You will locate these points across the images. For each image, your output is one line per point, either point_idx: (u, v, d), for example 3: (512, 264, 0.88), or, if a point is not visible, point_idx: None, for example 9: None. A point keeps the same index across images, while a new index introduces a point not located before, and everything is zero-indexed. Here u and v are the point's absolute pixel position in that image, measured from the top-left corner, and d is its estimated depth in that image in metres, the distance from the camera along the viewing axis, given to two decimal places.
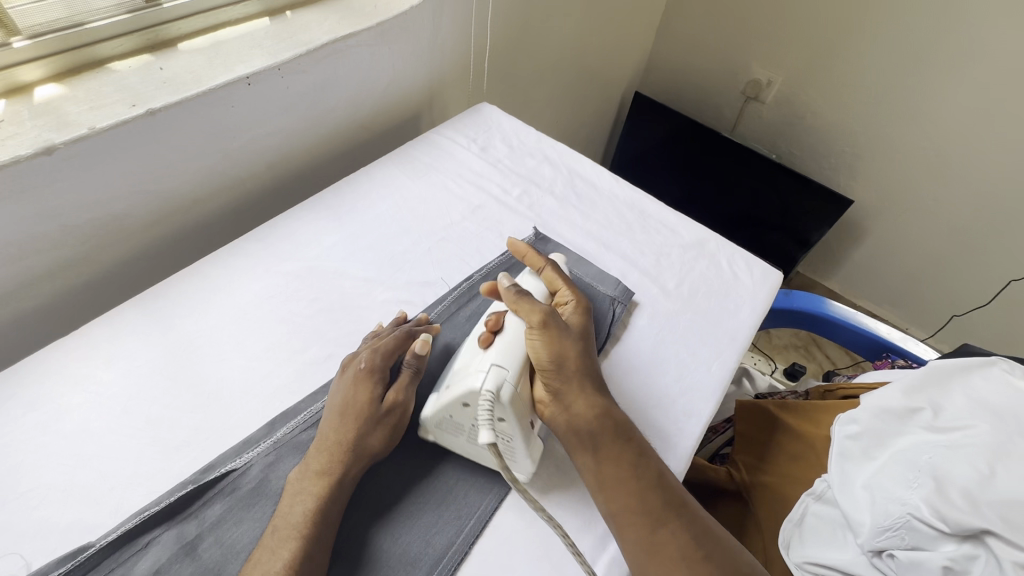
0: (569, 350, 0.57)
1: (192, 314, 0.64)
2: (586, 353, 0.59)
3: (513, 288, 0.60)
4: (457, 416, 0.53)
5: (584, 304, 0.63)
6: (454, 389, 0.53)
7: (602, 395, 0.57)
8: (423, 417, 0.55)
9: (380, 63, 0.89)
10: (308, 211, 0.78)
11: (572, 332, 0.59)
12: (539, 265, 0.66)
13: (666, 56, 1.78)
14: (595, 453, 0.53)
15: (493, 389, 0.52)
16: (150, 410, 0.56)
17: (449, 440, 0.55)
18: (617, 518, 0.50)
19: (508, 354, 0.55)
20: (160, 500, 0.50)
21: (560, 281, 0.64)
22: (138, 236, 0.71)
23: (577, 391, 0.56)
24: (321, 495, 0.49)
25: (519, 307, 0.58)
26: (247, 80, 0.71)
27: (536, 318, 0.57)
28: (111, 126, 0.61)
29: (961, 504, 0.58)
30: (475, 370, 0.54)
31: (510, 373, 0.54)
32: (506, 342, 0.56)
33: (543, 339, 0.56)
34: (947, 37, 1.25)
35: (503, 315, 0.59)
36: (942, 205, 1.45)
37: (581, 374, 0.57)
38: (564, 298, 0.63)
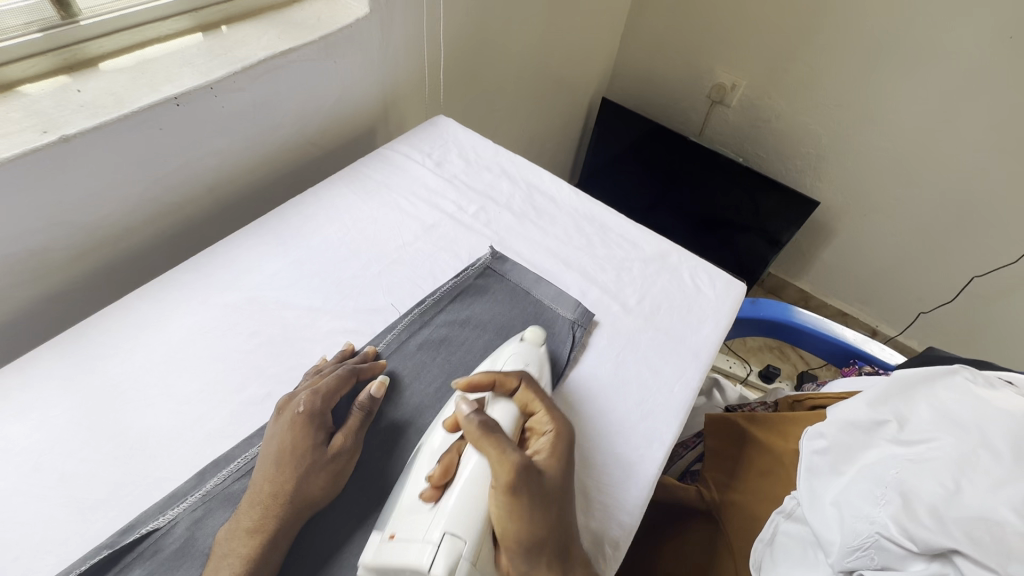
0: (544, 523, 0.45)
1: (117, 354, 0.59)
2: (566, 512, 0.48)
3: (476, 424, 0.48)
4: None
5: (566, 439, 0.51)
6: (400, 558, 0.44)
7: (580, 575, 0.46)
8: (361, 564, 0.47)
9: (327, 77, 0.85)
10: (252, 235, 0.74)
11: (549, 488, 0.47)
12: (507, 381, 0.54)
13: (631, 61, 1.77)
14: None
15: (443, 574, 0.42)
16: (65, 466, 0.51)
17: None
18: None
19: (464, 520, 0.44)
20: (72, 568, 0.45)
21: (537, 404, 0.53)
22: (60, 270, 0.66)
23: (550, 575, 0.45)
24: (250, 558, 0.44)
25: (485, 455, 0.47)
26: (176, 100, 0.66)
27: (505, 476, 0.45)
28: (18, 155, 0.56)
29: (928, 523, 0.56)
30: (423, 536, 0.44)
31: (467, 545, 0.44)
32: (466, 505, 0.45)
33: (512, 508, 0.45)
34: (902, 39, 1.26)
35: (465, 457, 0.48)
36: (905, 204, 1.47)
37: (556, 546, 0.46)
38: (541, 428, 0.52)
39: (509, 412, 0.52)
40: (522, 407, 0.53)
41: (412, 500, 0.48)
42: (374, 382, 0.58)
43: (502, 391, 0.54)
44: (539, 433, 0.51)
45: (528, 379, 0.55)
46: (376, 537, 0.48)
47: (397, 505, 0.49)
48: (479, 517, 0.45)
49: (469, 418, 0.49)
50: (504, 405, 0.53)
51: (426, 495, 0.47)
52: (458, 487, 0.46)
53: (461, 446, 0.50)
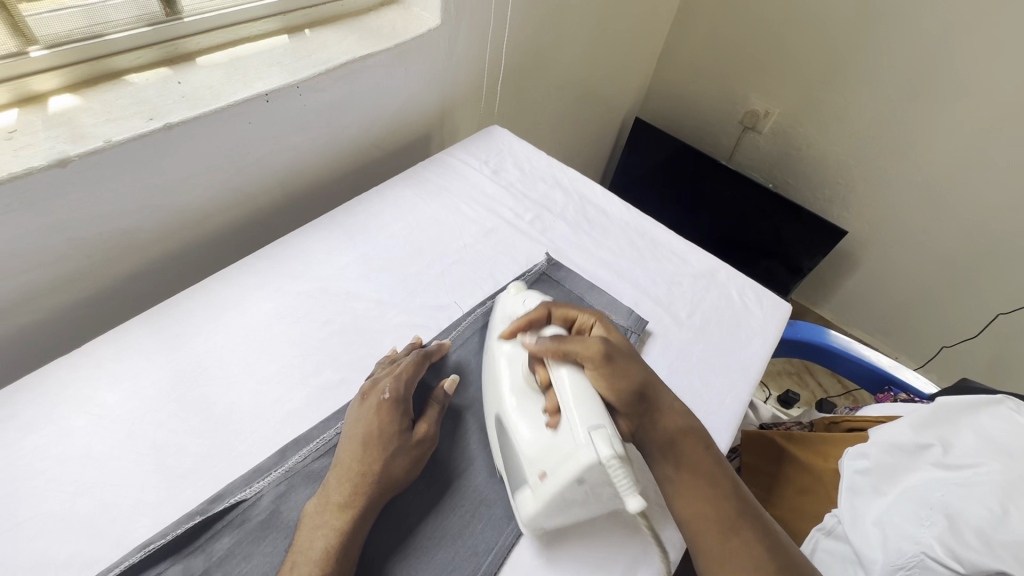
0: (636, 374, 0.57)
1: (202, 333, 0.62)
2: (646, 368, 0.59)
3: (546, 337, 0.56)
4: (573, 493, 0.48)
5: (608, 322, 0.62)
6: (563, 473, 0.47)
7: (678, 405, 0.59)
8: (525, 511, 0.50)
9: (396, 83, 0.89)
10: (320, 229, 0.77)
11: (624, 351, 0.58)
12: (537, 316, 0.61)
13: (667, 85, 1.82)
14: (676, 467, 0.55)
15: (613, 452, 0.46)
16: (155, 435, 0.54)
17: (557, 517, 0.51)
18: (693, 524, 0.52)
19: (594, 412, 0.49)
20: (167, 531, 0.47)
21: (574, 310, 0.62)
22: (144, 251, 0.69)
23: (655, 408, 0.57)
24: (342, 531, 0.46)
25: (572, 350, 0.54)
26: (266, 97, 0.70)
27: (596, 353, 0.54)
28: (126, 139, 0.59)
29: (975, 544, 0.58)
30: (574, 444, 0.48)
31: (610, 427, 0.48)
32: (583, 400, 0.51)
33: (609, 373, 0.55)
34: (939, 76, 1.29)
35: (553, 369, 0.54)
36: (934, 239, 1.49)
37: (649, 392, 0.57)
38: (587, 321, 0.62)
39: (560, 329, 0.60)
40: (564, 320, 0.62)
41: (531, 443, 0.51)
42: (443, 381, 0.60)
43: (538, 322, 0.62)
44: (587, 327, 0.61)
45: (551, 305, 0.63)
46: (527, 491, 0.50)
47: (520, 455, 0.51)
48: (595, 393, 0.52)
49: (538, 341, 0.56)
50: (552, 327, 0.60)
51: (549, 423, 0.51)
52: (567, 397, 0.51)
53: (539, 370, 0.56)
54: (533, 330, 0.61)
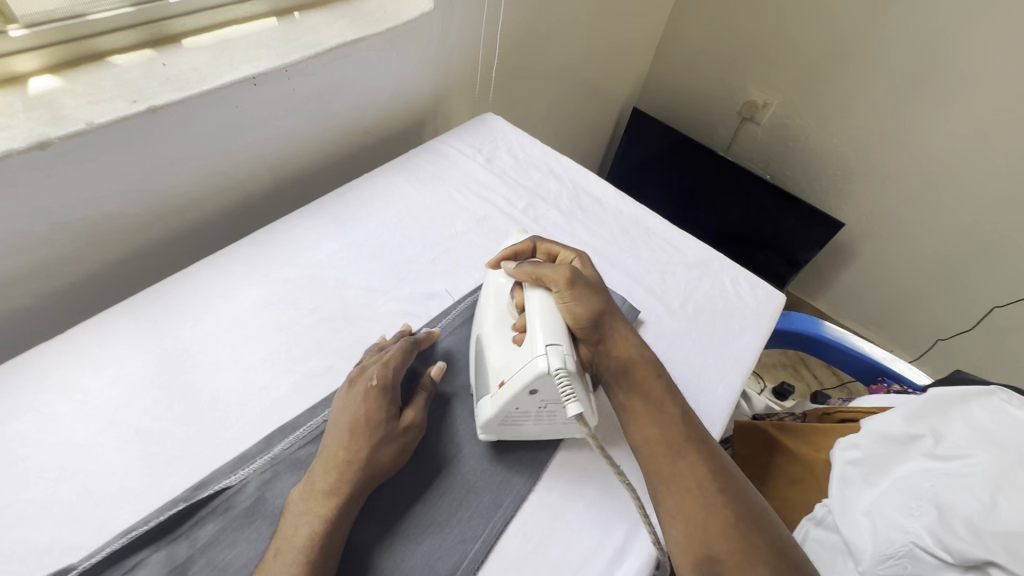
0: (599, 300, 0.60)
1: (187, 320, 0.61)
2: (610, 301, 0.62)
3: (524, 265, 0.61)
4: (523, 403, 0.53)
5: (587, 257, 0.67)
6: (517, 382, 0.52)
7: (637, 338, 0.61)
8: (484, 418, 0.54)
9: (388, 69, 0.87)
10: (310, 215, 0.76)
11: (592, 282, 0.62)
12: (524, 248, 0.68)
13: (665, 75, 1.80)
14: (630, 395, 0.57)
15: (561, 366, 0.51)
16: (140, 421, 0.53)
17: (511, 428, 0.55)
18: (642, 448, 0.54)
19: (554, 329, 0.54)
20: (149, 518, 0.47)
21: (556, 246, 0.67)
22: (130, 236, 0.68)
23: (614, 335, 0.59)
24: (327, 518, 0.46)
25: (545, 276, 0.59)
26: (253, 80, 0.69)
27: (563, 279, 0.58)
28: (109, 121, 0.58)
29: (963, 534, 0.58)
30: (528, 357, 0.52)
31: (566, 345, 0.53)
32: (546, 318, 0.55)
33: (574, 296, 0.58)
34: (939, 66, 1.28)
35: (527, 290, 0.59)
36: (930, 231, 1.48)
37: (609, 320, 0.60)
38: (567, 255, 0.67)
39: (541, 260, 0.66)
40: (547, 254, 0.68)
41: (498, 353, 0.56)
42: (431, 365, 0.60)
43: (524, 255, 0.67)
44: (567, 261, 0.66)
45: (537, 240, 0.69)
46: (487, 399, 0.55)
47: (488, 367, 0.56)
48: (558, 313, 0.57)
49: (517, 267, 0.61)
50: (535, 259, 0.66)
51: (516, 340, 0.57)
52: (533, 314, 0.56)
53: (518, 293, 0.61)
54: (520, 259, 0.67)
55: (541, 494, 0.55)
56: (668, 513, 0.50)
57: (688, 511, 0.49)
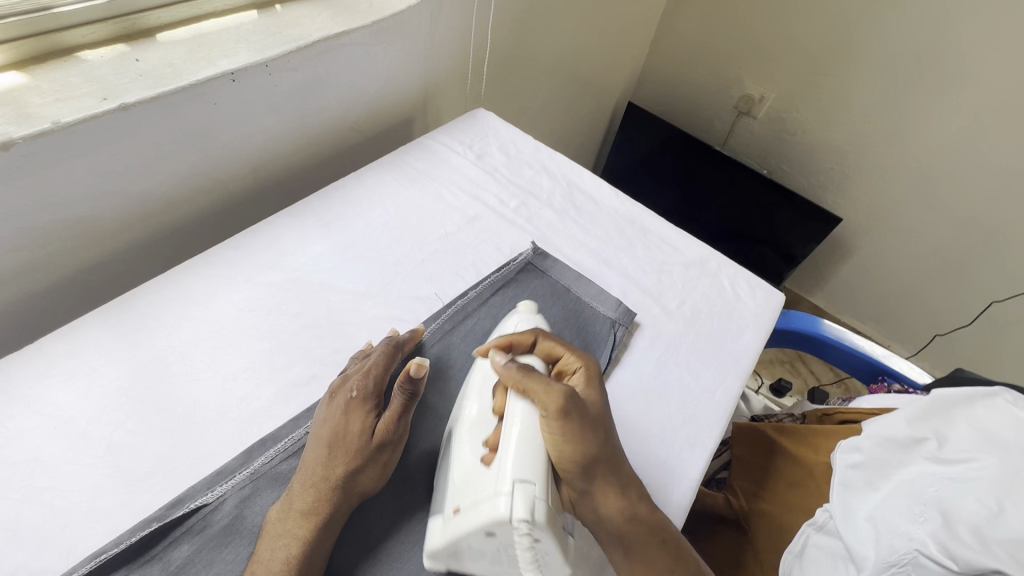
0: (596, 441, 0.49)
1: (163, 327, 0.59)
2: (608, 439, 0.51)
3: (516, 364, 0.51)
4: (477, 544, 0.45)
5: (594, 374, 0.55)
6: (474, 519, 0.44)
7: (630, 485, 0.52)
8: (433, 544, 0.46)
9: (374, 63, 0.84)
10: (294, 216, 0.73)
11: (590, 413, 0.50)
12: (524, 339, 0.57)
13: (660, 69, 1.77)
14: (627, 553, 0.50)
15: (526, 515, 0.42)
16: (112, 436, 0.50)
17: (466, 561, 0.47)
18: None
19: (531, 463, 0.45)
20: (121, 539, 0.44)
21: (562, 349, 0.57)
22: (105, 240, 0.65)
23: (604, 488, 0.50)
24: (305, 540, 0.44)
25: (532, 391, 0.49)
26: (232, 76, 0.66)
27: (555, 407, 0.47)
28: (77, 120, 0.55)
29: (970, 542, 0.57)
30: (491, 491, 0.44)
31: (539, 487, 0.44)
32: (524, 448, 0.46)
33: (568, 431, 0.47)
34: (938, 57, 1.26)
35: (512, 401, 0.49)
36: (929, 226, 1.47)
37: (607, 466, 0.50)
38: (571, 365, 0.55)
39: (539, 362, 0.55)
40: (546, 354, 0.57)
41: (463, 470, 0.47)
42: (409, 363, 0.53)
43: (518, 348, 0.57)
44: (570, 371, 0.55)
45: (541, 334, 0.58)
46: (439, 520, 0.47)
47: (450, 482, 0.48)
48: (541, 451, 0.46)
49: (507, 364, 0.52)
50: (533, 358, 0.55)
51: (485, 459, 0.47)
52: (511, 430, 0.47)
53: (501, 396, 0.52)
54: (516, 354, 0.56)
55: None
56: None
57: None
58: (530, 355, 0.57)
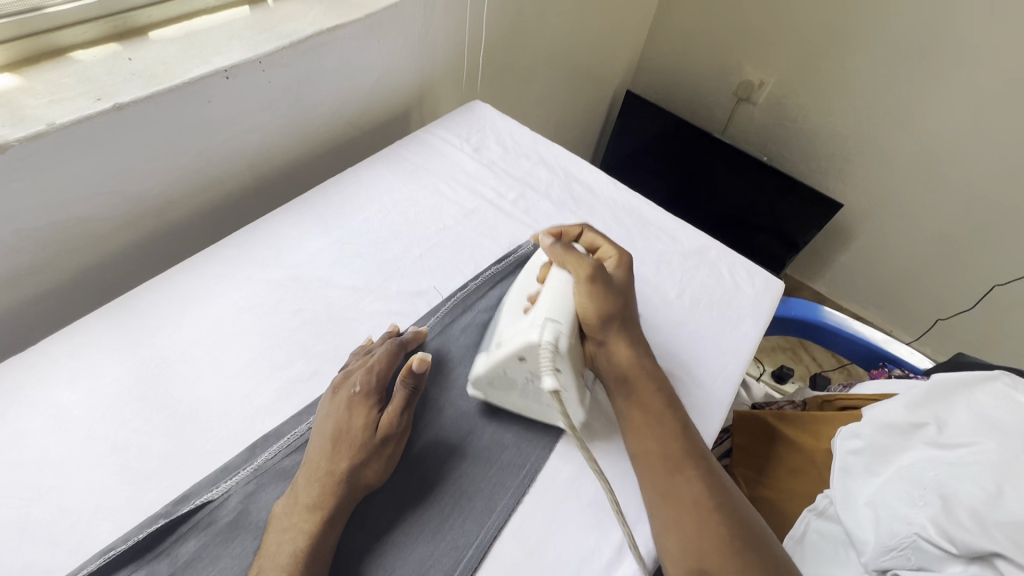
0: (616, 304, 0.59)
1: (164, 325, 0.59)
2: (628, 306, 0.61)
3: (559, 244, 0.62)
4: (510, 373, 0.55)
5: (625, 261, 0.64)
6: (511, 344, 0.54)
7: (644, 347, 0.60)
8: (474, 373, 0.56)
9: (368, 57, 0.84)
10: (291, 213, 0.73)
11: (615, 284, 0.60)
12: (571, 231, 0.67)
13: (658, 56, 1.76)
14: (629, 402, 0.57)
15: (552, 340, 0.53)
16: (117, 435, 0.51)
17: (498, 396, 0.57)
18: (641, 457, 0.54)
19: (559, 308, 0.56)
20: (128, 536, 0.45)
21: (602, 241, 0.66)
22: (103, 241, 0.65)
23: (618, 341, 0.59)
24: (311, 533, 0.45)
25: (568, 262, 0.60)
26: (225, 73, 0.66)
27: (585, 272, 0.59)
28: (73, 121, 0.55)
29: (969, 525, 0.57)
30: (528, 325, 0.55)
31: (564, 326, 0.55)
32: (557, 300, 0.57)
33: (592, 293, 0.58)
34: (939, 39, 1.24)
35: (552, 270, 0.60)
36: (930, 210, 1.46)
37: (624, 325, 0.60)
38: (608, 254, 0.65)
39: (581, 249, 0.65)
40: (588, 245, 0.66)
41: (508, 321, 0.59)
42: (411, 358, 0.53)
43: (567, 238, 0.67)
44: (605, 257, 0.64)
45: (587, 228, 0.67)
46: (483, 357, 0.57)
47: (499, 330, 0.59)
48: (569, 301, 0.57)
49: (551, 243, 0.63)
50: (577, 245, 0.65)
51: (526, 309, 0.59)
52: (549, 286, 0.58)
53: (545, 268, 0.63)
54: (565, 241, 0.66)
55: (535, 496, 0.53)
56: (660, 523, 0.51)
57: (685, 526, 0.50)
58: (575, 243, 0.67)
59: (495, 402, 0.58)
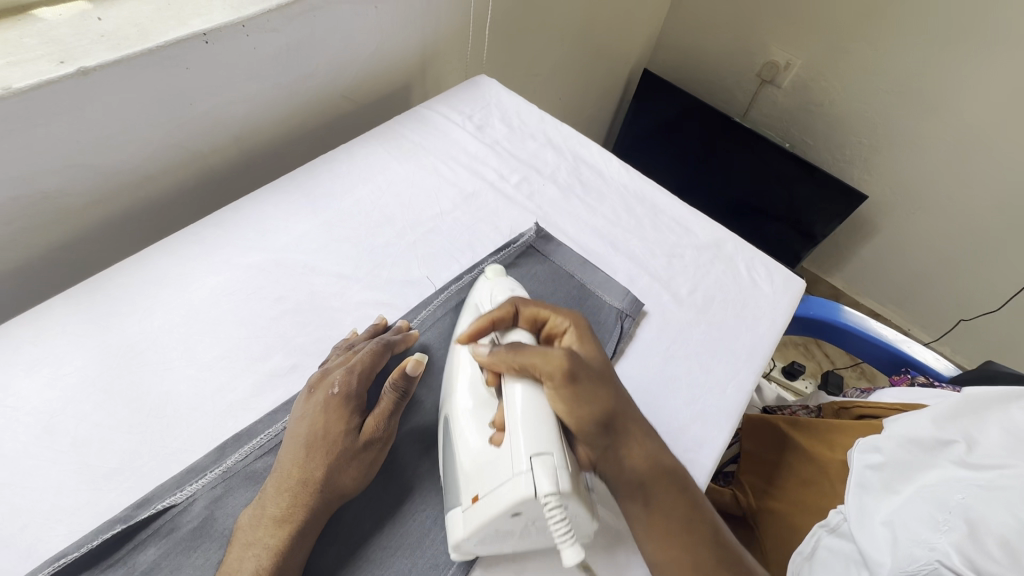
0: (604, 395, 0.48)
1: (135, 310, 0.55)
2: (617, 391, 0.50)
3: (504, 346, 0.47)
4: (505, 526, 0.42)
5: (585, 329, 0.52)
6: (495, 501, 0.41)
7: (649, 432, 0.50)
8: (454, 538, 0.43)
9: (364, 24, 0.77)
10: (277, 191, 0.68)
11: (599, 372, 0.49)
12: (503, 315, 0.52)
13: (677, 33, 1.66)
14: (646, 509, 0.47)
15: (552, 488, 0.40)
16: (78, 429, 0.47)
17: (491, 547, 0.44)
18: (667, 571, 0.46)
19: (543, 437, 0.42)
20: (83, 542, 0.42)
21: (545, 312, 0.52)
22: (75, 218, 0.61)
23: (622, 439, 0.48)
24: (277, 550, 0.41)
25: (532, 364, 0.46)
26: (204, 37, 0.60)
27: (559, 370, 0.45)
28: (31, 86, 0.50)
29: (997, 556, 0.52)
30: (510, 472, 0.41)
31: (557, 457, 0.42)
32: (533, 422, 0.43)
33: (573, 394, 0.45)
34: (983, 21, 1.15)
35: (514, 389, 0.45)
36: (962, 205, 1.37)
37: (621, 420, 0.48)
38: (560, 328, 0.52)
39: (526, 334, 0.51)
40: (532, 322, 0.52)
41: (473, 458, 0.44)
42: (407, 359, 0.49)
43: (504, 324, 0.52)
44: (560, 333, 0.52)
45: (520, 302, 0.53)
46: (457, 512, 0.44)
47: (461, 468, 0.45)
48: (550, 417, 0.44)
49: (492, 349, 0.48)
50: (519, 331, 0.51)
51: (494, 439, 0.44)
52: (515, 416, 0.44)
53: (491, 379, 0.48)
54: (498, 332, 0.51)
55: None
56: None
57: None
58: (516, 326, 0.52)
59: (489, 551, 0.45)
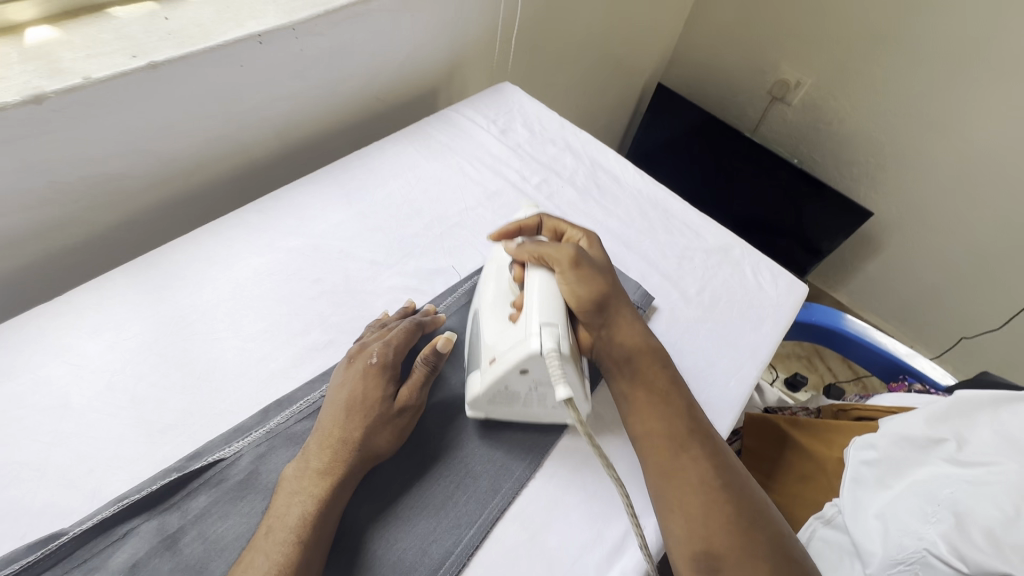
0: (604, 285, 0.58)
1: (186, 285, 0.60)
2: (616, 285, 0.60)
3: (526, 242, 0.59)
4: (513, 386, 0.51)
5: (596, 238, 0.64)
6: (507, 360, 0.50)
7: (641, 322, 0.59)
8: (473, 395, 0.53)
9: (400, 32, 0.82)
10: (315, 183, 0.73)
11: (601, 266, 0.59)
12: (529, 223, 0.65)
13: (691, 50, 1.72)
14: (630, 384, 0.56)
15: (554, 347, 0.49)
16: (136, 389, 0.52)
17: (500, 410, 0.54)
18: (644, 439, 0.53)
19: (552, 309, 0.52)
20: (142, 487, 0.46)
21: (563, 225, 0.65)
22: (131, 199, 0.66)
23: (616, 321, 0.58)
24: (320, 498, 0.45)
25: (546, 253, 0.57)
26: (259, 38, 0.65)
27: (567, 258, 0.56)
28: (107, 77, 0.56)
29: (982, 545, 0.55)
30: (523, 335, 0.51)
31: (561, 328, 0.51)
32: (545, 299, 0.53)
33: (577, 277, 0.56)
34: (988, 46, 1.19)
35: (530, 269, 0.57)
36: (965, 224, 1.40)
37: (617, 306, 0.58)
38: (575, 236, 0.64)
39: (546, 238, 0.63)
40: (552, 233, 0.65)
41: (494, 332, 0.54)
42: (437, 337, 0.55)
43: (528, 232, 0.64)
44: (574, 241, 0.63)
45: (545, 217, 0.66)
46: (477, 375, 0.53)
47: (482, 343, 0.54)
48: (558, 293, 0.55)
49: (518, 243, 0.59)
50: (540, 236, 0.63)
51: (511, 316, 0.54)
52: (533, 292, 0.54)
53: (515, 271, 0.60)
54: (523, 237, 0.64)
55: (541, 481, 0.53)
56: (667, 508, 0.49)
57: (690, 509, 0.48)
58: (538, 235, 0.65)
59: (499, 416, 0.55)
